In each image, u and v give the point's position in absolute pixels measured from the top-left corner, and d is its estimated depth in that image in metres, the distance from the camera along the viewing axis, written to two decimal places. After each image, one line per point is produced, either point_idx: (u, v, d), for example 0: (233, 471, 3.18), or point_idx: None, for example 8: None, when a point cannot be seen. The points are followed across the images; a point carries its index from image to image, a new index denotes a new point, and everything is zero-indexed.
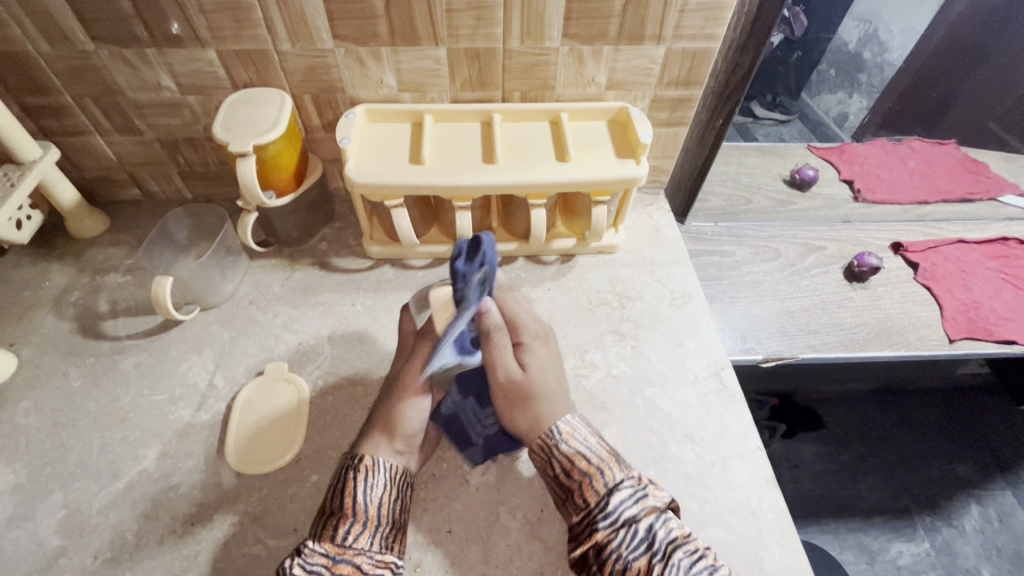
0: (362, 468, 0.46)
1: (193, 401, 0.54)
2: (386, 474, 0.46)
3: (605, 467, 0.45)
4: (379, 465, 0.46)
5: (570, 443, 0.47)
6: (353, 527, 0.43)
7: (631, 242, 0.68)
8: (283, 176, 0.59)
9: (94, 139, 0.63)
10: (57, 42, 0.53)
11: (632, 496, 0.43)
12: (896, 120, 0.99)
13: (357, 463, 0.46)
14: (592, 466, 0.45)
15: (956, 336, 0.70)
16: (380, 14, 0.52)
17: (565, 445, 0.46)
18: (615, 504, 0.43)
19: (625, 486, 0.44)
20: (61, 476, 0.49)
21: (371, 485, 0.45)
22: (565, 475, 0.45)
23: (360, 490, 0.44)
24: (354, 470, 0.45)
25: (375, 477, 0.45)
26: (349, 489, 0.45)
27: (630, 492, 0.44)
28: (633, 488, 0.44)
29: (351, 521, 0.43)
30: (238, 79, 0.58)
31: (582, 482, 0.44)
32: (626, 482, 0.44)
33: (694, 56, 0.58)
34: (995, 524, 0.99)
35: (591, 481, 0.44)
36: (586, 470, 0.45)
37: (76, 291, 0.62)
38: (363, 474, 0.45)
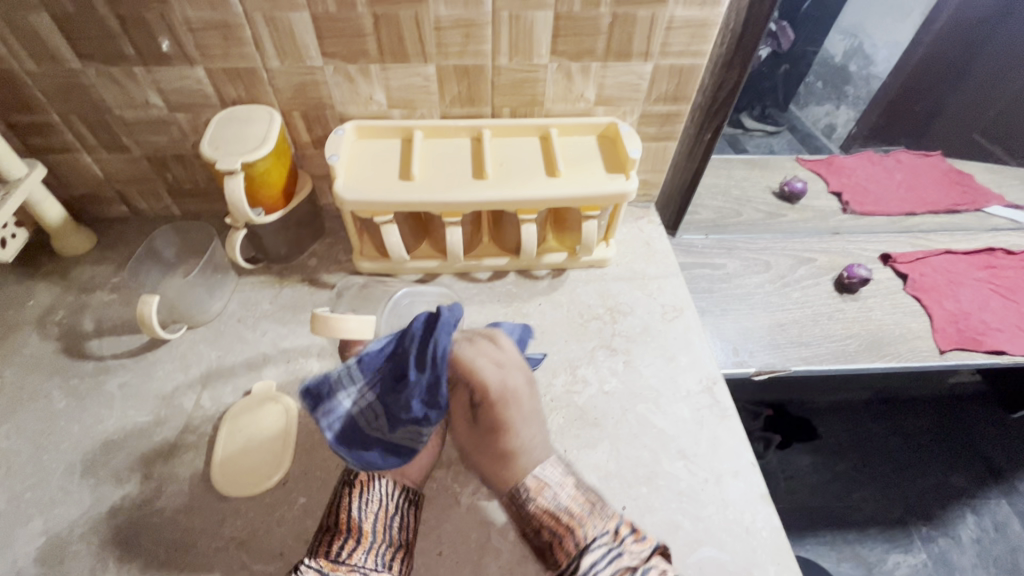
0: (356, 485, 0.46)
1: (179, 422, 0.53)
2: (382, 489, 0.46)
3: (582, 520, 0.42)
4: (374, 481, 0.46)
5: (540, 500, 0.44)
6: (347, 542, 0.42)
7: (622, 256, 0.68)
8: (272, 193, 0.58)
9: (81, 156, 0.63)
10: (44, 60, 0.53)
11: (605, 556, 0.40)
12: (883, 132, 1.01)
13: (353, 479, 0.46)
14: (570, 517, 0.43)
15: (946, 347, 0.70)
16: (369, 32, 0.53)
17: (534, 501, 0.44)
18: (586, 566, 0.39)
19: (597, 544, 0.40)
20: (41, 502, 0.48)
21: (365, 501, 0.45)
22: (544, 531, 0.43)
23: (355, 506, 0.45)
24: (349, 485, 0.46)
25: (370, 493, 0.46)
26: (343, 505, 0.44)
27: (602, 553, 0.40)
28: (606, 547, 0.40)
29: (345, 537, 0.43)
30: (227, 96, 0.58)
31: (559, 536, 0.42)
32: (599, 540, 0.41)
33: (681, 71, 0.58)
34: (991, 534, 0.99)
35: (563, 539, 0.42)
36: (564, 521, 0.42)
37: (61, 310, 0.61)
38: (359, 491, 0.45)
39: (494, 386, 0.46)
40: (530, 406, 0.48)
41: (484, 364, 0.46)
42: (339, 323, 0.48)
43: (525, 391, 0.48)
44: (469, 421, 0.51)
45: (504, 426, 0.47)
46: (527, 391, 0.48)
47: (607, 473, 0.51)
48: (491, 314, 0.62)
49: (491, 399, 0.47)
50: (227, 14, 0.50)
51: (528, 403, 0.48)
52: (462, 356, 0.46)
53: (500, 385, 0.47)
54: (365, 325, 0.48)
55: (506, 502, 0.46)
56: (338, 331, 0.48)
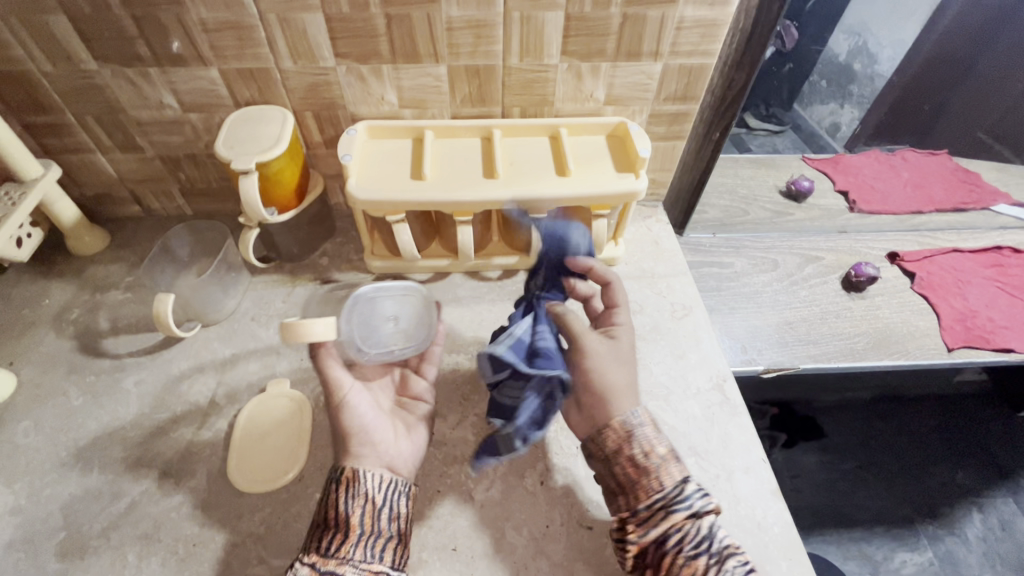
0: (343, 480, 0.43)
1: (195, 419, 0.53)
2: (372, 482, 0.44)
3: (665, 464, 0.43)
4: (362, 475, 0.44)
5: (637, 443, 0.43)
6: (335, 537, 0.41)
7: (631, 254, 0.69)
8: (285, 192, 0.59)
9: (95, 156, 0.63)
10: (61, 62, 0.53)
11: (689, 496, 0.42)
12: (889, 129, 1.02)
13: (338, 476, 0.44)
14: (657, 457, 0.43)
15: (954, 345, 0.71)
16: (381, 33, 0.53)
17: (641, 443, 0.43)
18: (683, 498, 0.41)
19: (683, 486, 0.42)
20: (61, 497, 0.48)
21: (353, 496, 0.43)
22: (627, 468, 0.43)
23: (342, 501, 0.42)
24: (335, 481, 0.43)
25: (356, 488, 0.43)
26: (332, 500, 0.43)
27: (695, 489, 0.42)
28: (691, 489, 0.42)
29: (333, 533, 0.41)
30: (240, 97, 0.58)
31: (646, 473, 0.42)
32: (691, 480, 0.42)
33: (690, 72, 0.59)
34: (998, 532, 0.99)
35: (649, 475, 0.42)
36: (652, 461, 0.43)
37: (76, 308, 0.62)
38: (345, 487, 0.43)
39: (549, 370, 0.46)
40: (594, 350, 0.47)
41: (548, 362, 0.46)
42: (306, 327, 0.46)
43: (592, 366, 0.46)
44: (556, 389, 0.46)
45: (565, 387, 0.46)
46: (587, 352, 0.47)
47: None
48: (501, 312, 0.63)
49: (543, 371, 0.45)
50: (242, 15, 0.51)
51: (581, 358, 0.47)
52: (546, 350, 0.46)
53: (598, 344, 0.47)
54: (333, 325, 0.48)
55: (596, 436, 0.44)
56: (306, 335, 0.46)
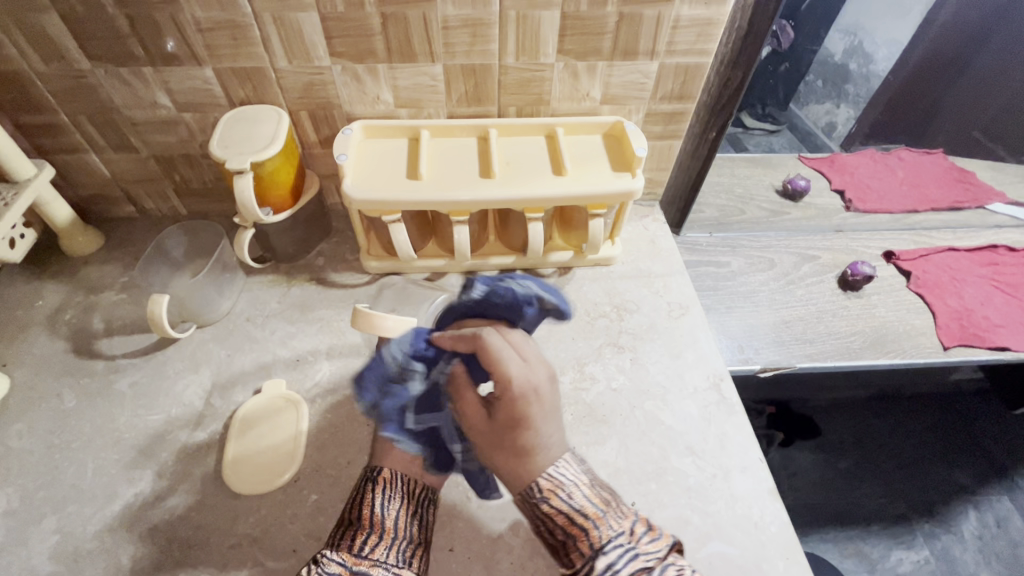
0: (379, 481, 0.45)
1: (190, 420, 0.53)
2: (404, 486, 0.46)
3: (598, 521, 0.40)
4: (397, 478, 0.46)
5: (555, 501, 0.41)
6: (370, 538, 0.42)
7: (628, 254, 0.68)
8: (281, 193, 0.59)
9: (88, 156, 0.63)
10: (54, 61, 0.53)
11: (623, 556, 0.38)
12: (884, 129, 1.02)
13: (376, 475, 0.46)
14: (587, 516, 0.41)
15: (950, 344, 0.71)
16: (377, 32, 0.53)
17: (547, 503, 0.42)
18: (604, 567, 0.38)
19: (614, 544, 0.39)
20: (55, 500, 0.48)
21: (388, 497, 0.45)
22: (559, 530, 0.41)
23: (377, 502, 0.44)
24: (372, 481, 0.45)
25: (392, 490, 0.45)
26: (365, 500, 0.44)
27: (620, 551, 0.39)
28: (624, 545, 0.39)
29: (367, 533, 0.42)
30: (235, 96, 0.58)
31: (575, 535, 0.40)
32: (618, 540, 0.39)
33: (686, 70, 0.59)
34: (993, 530, 0.99)
35: (579, 538, 0.40)
36: (581, 520, 0.41)
37: (70, 310, 0.62)
38: (382, 486, 0.45)
39: (510, 381, 0.44)
40: (552, 398, 0.46)
41: (510, 354, 0.46)
42: (377, 319, 0.48)
43: (550, 388, 0.46)
44: (485, 415, 0.46)
45: (522, 420, 0.44)
46: (541, 365, 0.47)
47: (616, 469, 0.51)
48: None
49: (506, 381, 0.44)
50: (236, 14, 0.50)
51: (535, 381, 0.45)
52: (492, 352, 0.46)
53: (525, 380, 0.45)
54: (401, 324, 0.50)
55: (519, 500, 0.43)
56: (377, 328, 0.48)
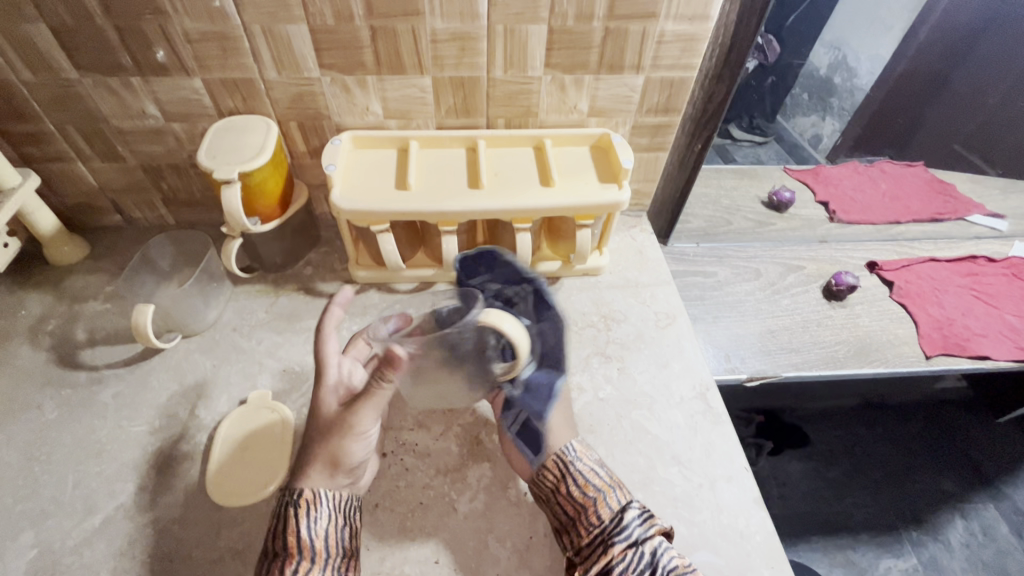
0: (303, 502, 0.43)
1: (173, 431, 0.52)
2: (331, 502, 0.44)
3: (615, 490, 0.45)
4: (322, 496, 0.44)
5: (582, 463, 0.47)
6: (300, 566, 0.40)
7: (616, 264, 0.69)
8: (268, 203, 0.59)
9: (75, 166, 0.63)
10: (41, 70, 0.53)
11: (640, 520, 0.44)
12: (867, 142, 1.04)
13: (297, 498, 0.43)
14: (606, 484, 0.46)
15: (932, 353, 0.72)
16: (366, 44, 0.53)
17: (579, 463, 0.47)
18: (626, 525, 0.43)
19: (635, 506, 0.44)
20: (33, 514, 0.47)
21: (314, 518, 0.42)
22: (579, 493, 0.45)
23: (303, 526, 0.42)
24: (293, 505, 0.42)
25: (318, 509, 0.43)
26: (289, 527, 0.41)
27: (638, 513, 0.44)
28: (641, 508, 0.44)
29: (297, 562, 0.40)
30: (224, 107, 0.58)
31: (595, 500, 0.45)
32: (635, 504, 0.45)
33: (671, 84, 0.60)
34: (979, 538, 1.00)
35: (602, 501, 0.45)
36: (600, 488, 0.45)
37: (53, 320, 0.61)
38: (305, 509, 0.42)
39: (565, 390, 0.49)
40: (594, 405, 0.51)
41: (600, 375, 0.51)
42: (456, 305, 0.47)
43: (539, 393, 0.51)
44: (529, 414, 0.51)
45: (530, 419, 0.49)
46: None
47: None
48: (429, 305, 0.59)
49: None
50: (225, 26, 0.51)
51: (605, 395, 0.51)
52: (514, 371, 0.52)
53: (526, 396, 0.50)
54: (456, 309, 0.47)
55: (544, 468, 0.47)
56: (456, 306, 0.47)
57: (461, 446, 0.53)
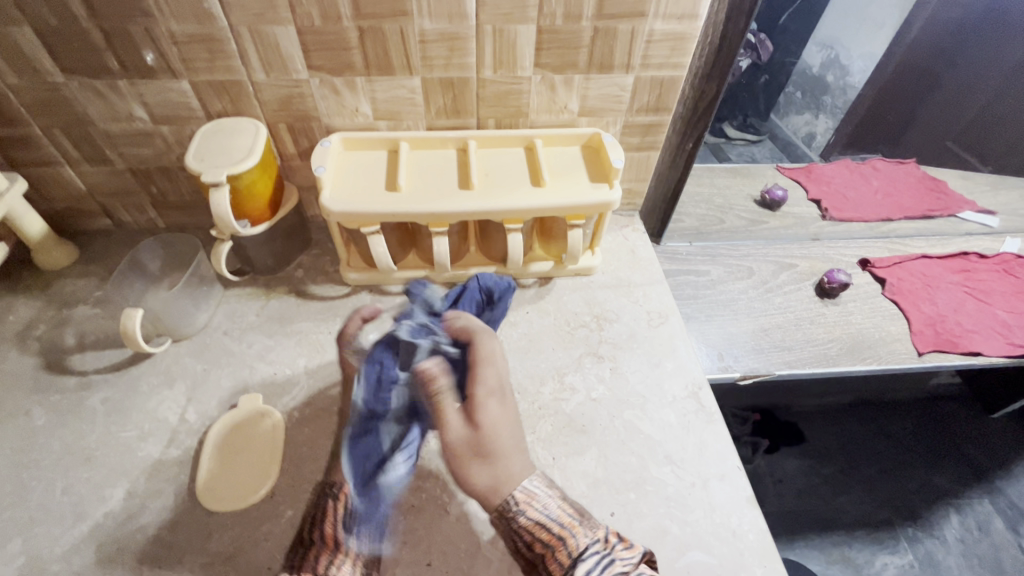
0: (343, 495, 0.44)
1: (164, 436, 0.52)
2: (363, 503, 0.44)
3: (574, 529, 0.38)
4: (360, 493, 0.45)
5: (529, 512, 0.39)
6: (335, 561, 0.41)
7: (608, 264, 0.69)
8: (258, 205, 0.58)
9: (63, 169, 0.62)
10: (27, 74, 0.53)
11: (599, 564, 0.36)
12: (861, 140, 1.05)
13: (339, 491, 0.44)
14: (556, 528, 0.38)
15: (924, 349, 0.72)
16: (354, 45, 0.53)
17: (524, 513, 0.39)
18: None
19: (590, 554, 0.36)
20: (20, 521, 0.47)
21: (350, 513, 0.43)
22: (528, 545, 0.38)
23: (341, 519, 0.43)
24: (336, 498, 0.43)
25: (357, 507, 0.44)
26: (327, 518, 0.42)
27: (597, 560, 0.36)
28: (600, 554, 0.37)
29: (333, 556, 0.41)
30: (212, 109, 0.58)
31: (546, 551, 0.37)
32: (595, 545, 0.37)
33: (662, 83, 0.60)
34: (975, 534, 1.00)
35: (556, 550, 0.37)
36: (549, 534, 0.38)
37: (42, 325, 0.60)
38: (346, 503, 0.43)
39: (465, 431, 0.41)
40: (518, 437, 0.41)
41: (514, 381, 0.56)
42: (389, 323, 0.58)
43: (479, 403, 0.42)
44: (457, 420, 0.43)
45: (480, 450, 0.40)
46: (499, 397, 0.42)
47: (596, 480, 0.51)
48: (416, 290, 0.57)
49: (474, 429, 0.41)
50: (212, 27, 0.50)
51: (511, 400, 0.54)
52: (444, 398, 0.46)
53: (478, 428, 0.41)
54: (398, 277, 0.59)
55: (494, 519, 0.40)
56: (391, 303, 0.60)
57: None
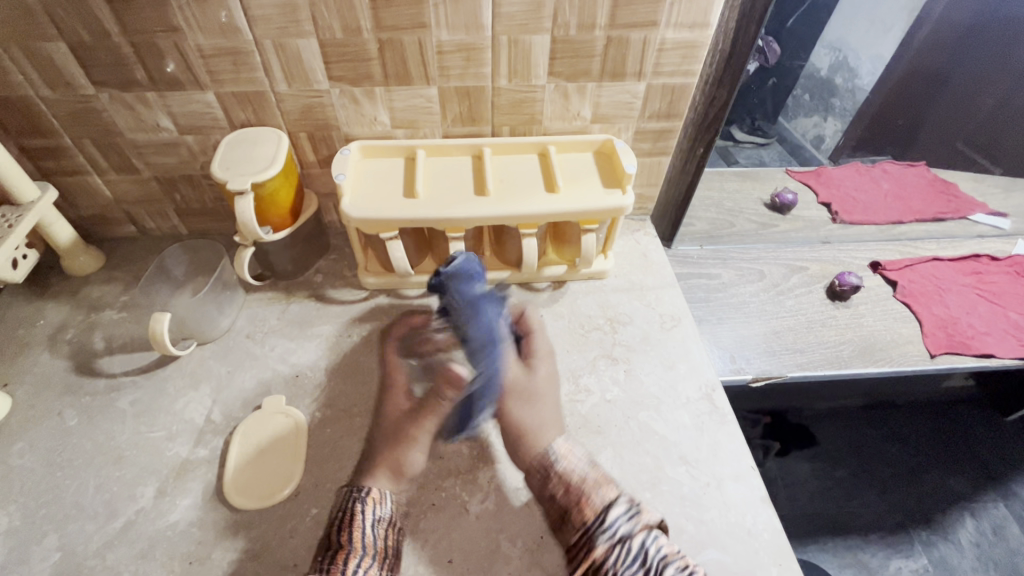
0: (370, 499, 0.46)
1: (191, 436, 0.54)
2: (391, 507, 0.47)
3: (599, 486, 0.45)
4: (383, 498, 0.47)
5: (565, 463, 0.47)
6: (364, 560, 0.42)
7: (620, 267, 0.70)
8: (280, 212, 0.60)
9: (92, 178, 0.64)
10: (60, 87, 0.55)
11: (625, 514, 0.43)
12: (868, 142, 1.05)
13: (365, 494, 0.46)
14: (588, 481, 0.46)
15: (937, 351, 0.72)
16: (373, 57, 0.55)
17: (560, 464, 0.47)
18: (613, 519, 0.43)
19: (619, 504, 0.44)
20: (56, 518, 0.48)
21: (377, 515, 0.45)
22: (561, 491, 0.46)
23: (367, 521, 0.44)
24: (362, 500, 0.45)
25: (380, 510, 0.46)
26: (356, 521, 0.44)
27: (625, 509, 0.44)
28: (628, 506, 0.44)
29: (361, 555, 0.42)
30: (236, 119, 0.60)
31: (578, 499, 0.45)
32: (620, 499, 0.44)
33: (673, 91, 0.61)
34: (989, 537, 0.99)
35: (588, 498, 0.44)
36: (581, 485, 0.45)
37: (72, 328, 0.62)
38: (371, 505, 0.45)
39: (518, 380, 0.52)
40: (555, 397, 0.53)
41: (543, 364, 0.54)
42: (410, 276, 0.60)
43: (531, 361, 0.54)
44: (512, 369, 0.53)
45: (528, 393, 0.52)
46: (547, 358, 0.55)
47: (612, 480, 0.52)
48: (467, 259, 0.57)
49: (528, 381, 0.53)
50: (238, 41, 0.52)
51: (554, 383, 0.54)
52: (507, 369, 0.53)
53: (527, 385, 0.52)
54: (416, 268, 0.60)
55: (528, 471, 0.48)
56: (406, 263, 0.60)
57: (471, 448, 0.54)
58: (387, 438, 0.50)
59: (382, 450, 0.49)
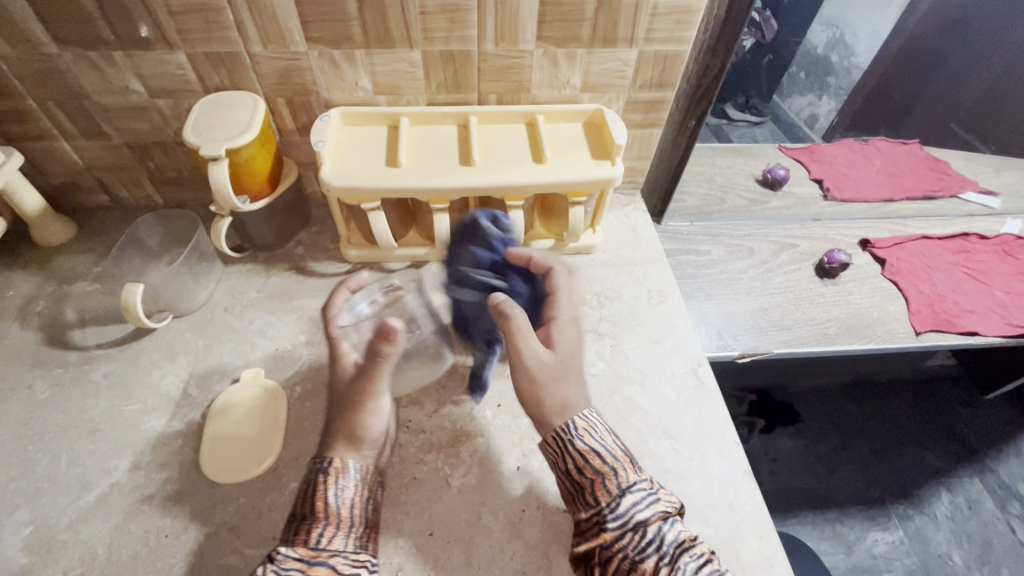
0: (331, 470, 0.44)
1: (167, 410, 0.52)
2: (355, 476, 0.44)
3: (618, 470, 0.43)
4: (349, 467, 0.44)
5: (586, 440, 0.44)
6: (326, 529, 0.41)
7: (609, 242, 0.69)
8: (257, 181, 0.58)
9: (60, 144, 0.62)
10: (20, 44, 0.52)
11: (645, 499, 0.42)
12: (865, 119, 1.04)
13: (326, 466, 0.44)
14: (611, 461, 0.44)
15: (922, 329, 0.72)
16: (353, 16, 0.52)
17: (581, 442, 0.44)
18: (629, 505, 0.42)
19: (639, 489, 0.42)
20: (27, 492, 0.47)
21: (342, 486, 0.43)
22: (578, 471, 0.44)
23: (331, 492, 0.43)
24: (323, 472, 0.43)
25: (346, 479, 0.44)
26: (319, 492, 0.43)
27: (644, 494, 0.42)
28: (647, 491, 0.43)
29: (324, 524, 0.41)
30: (210, 82, 0.57)
31: (595, 480, 0.43)
32: (642, 483, 0.43)
33: (665, 58, 0.59)
34: (964, 511, 1.02)
35: (605, 480, 0.43)
36: (603, 466, 0.43)
37: (42, 300, 0.60)
38: (334, 476, 0.43)
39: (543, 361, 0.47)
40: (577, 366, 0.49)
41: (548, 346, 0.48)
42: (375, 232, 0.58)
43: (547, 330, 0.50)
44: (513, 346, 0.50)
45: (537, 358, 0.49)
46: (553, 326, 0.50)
47: None
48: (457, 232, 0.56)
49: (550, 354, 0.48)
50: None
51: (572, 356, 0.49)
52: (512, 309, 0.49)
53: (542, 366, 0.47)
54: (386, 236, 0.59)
55: (545, 440, 0.46)
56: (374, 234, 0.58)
57: (454, 422, 0.53)
58: (340, 407, 0.47)
59: (337, 419, 0.47)
